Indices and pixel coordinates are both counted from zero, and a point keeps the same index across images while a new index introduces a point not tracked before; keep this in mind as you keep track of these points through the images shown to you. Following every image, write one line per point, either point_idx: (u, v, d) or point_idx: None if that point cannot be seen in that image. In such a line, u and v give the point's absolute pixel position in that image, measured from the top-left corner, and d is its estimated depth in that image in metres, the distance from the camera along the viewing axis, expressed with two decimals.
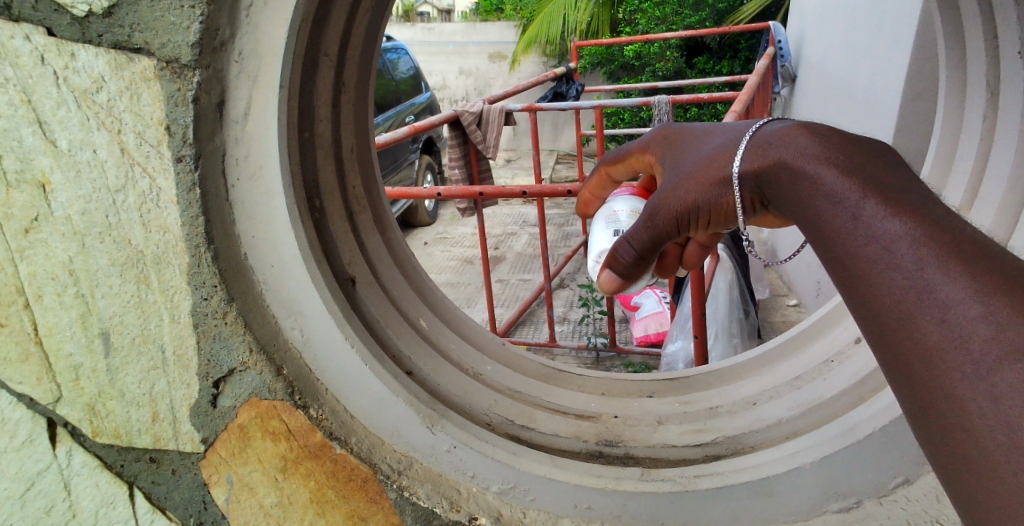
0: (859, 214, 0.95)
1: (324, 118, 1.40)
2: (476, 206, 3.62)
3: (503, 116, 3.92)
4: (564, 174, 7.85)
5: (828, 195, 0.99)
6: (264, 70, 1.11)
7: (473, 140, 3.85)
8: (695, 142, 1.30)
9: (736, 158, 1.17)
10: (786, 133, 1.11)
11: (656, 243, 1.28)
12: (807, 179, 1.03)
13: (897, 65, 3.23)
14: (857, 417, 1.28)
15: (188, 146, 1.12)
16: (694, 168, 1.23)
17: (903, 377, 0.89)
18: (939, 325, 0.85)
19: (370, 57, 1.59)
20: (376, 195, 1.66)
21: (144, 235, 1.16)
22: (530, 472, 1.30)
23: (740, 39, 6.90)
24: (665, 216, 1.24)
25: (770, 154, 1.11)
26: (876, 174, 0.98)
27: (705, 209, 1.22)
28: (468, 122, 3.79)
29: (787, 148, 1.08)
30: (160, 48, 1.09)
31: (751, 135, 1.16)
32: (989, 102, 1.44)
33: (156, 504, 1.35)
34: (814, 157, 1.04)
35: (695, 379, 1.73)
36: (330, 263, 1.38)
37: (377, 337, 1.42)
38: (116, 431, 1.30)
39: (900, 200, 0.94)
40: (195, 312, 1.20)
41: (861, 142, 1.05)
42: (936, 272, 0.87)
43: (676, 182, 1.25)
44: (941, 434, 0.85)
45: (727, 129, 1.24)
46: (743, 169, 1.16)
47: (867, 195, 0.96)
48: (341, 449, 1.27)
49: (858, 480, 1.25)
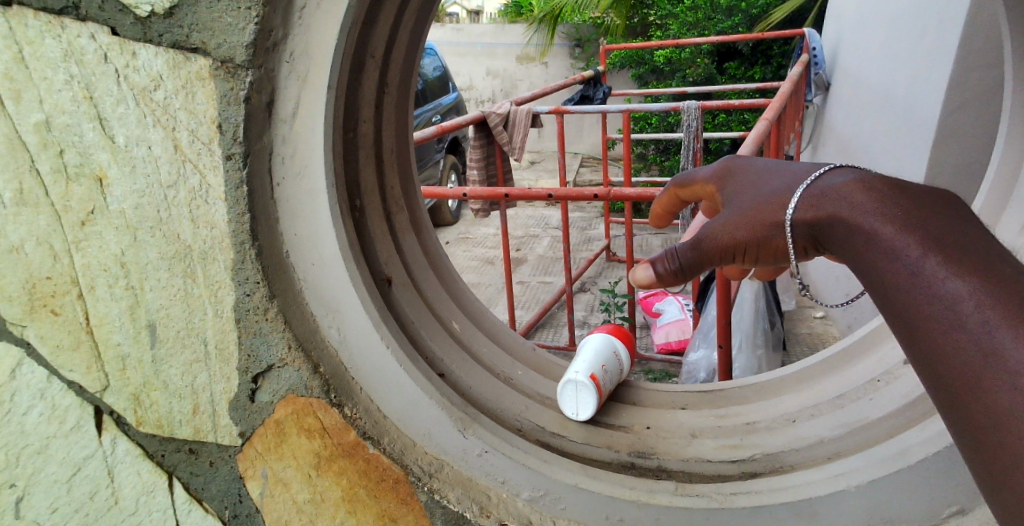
0: (920, 273, 0.88)
1: (367, 119, 1.43)
2: (500, 208, 3.61)
3: (531, 118, 3.89)
4: (589, 178, 7.85)
5: (885, 249, 0.92)
6: (314, 71, 1.14)
7: (499, 141, 3.83)
8: (747, 178, 1.19)
9: (790, 202, 1.08)
10: (839, 182, 1.02)
11: (700, 267, 1.18)
12: (861, 231, 0.95)
13: (937, 77, 3.17)
14: (908, 441, 1.25)
15: (238, 145, 1.14)
16: (746, 207, 1.14)
17: (973, 442, 0.85)
18: (1012, 392, 0.81)
19: (413, 62, 1.63)
20: (412, 197, 1.68)
21: (193, 230, 1.19)
22: (560, 480, 1.31)
23: (773, 45, 6.81)
24: (709, 246, 1.15)
25: (823, 201, 1.02)
26: (939, 225, 0.90)
27: (754, 248, 1.13)
28: (495, 123, 3.78)
29: (840, 200, 1.00)
30: (216, 49, 1.11)
31: (806, 181, 1.07)
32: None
33: (194, 495, 1.37)
34: (868, 209, 0.96)
35: (730, 393, 1.72)
36: (368, 263, 1.41)
37: (412, 338, 1.44)
38: (158, 420, 1.32)
39: (965, 255, 0.87)
40: (238, 307, 1.23)
41: (921, 189, 0.96)
42: (1006, 335, 0.82)
43: (727, 216, 1.16)
44: (1014, 501, 0.83)
45: (783, 167, 1.14)
46: (796, 215, 1.07)
47: (927, 251, 0.89)
48: (373, 448, 1.28)
49: (907, 506, 1.21)
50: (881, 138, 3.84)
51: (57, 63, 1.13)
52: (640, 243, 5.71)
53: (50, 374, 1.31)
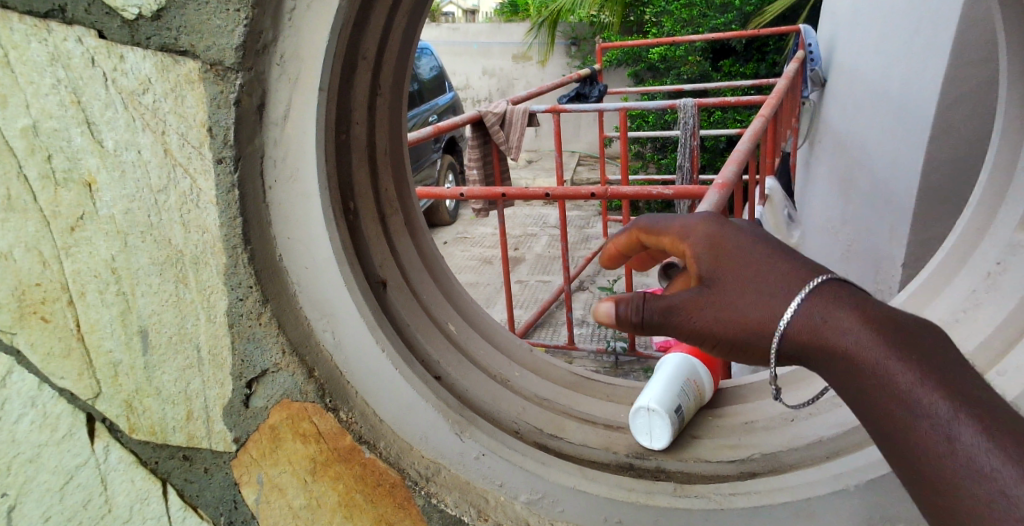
0: (951, 436, 0.83)
1: (360, 121, 1.42)
2: (498, 207, 3.59)
3: (527, 117, 3.88)
4: (587, 176, 7.84)
5: (910, 402, 0.85)
6: (304, 73, 1.13)
7: (496, 141, 3.81)
8: (722, 252, 0.96)
9: (785, 314, 0.92)
10: (837, 306, 0.90)
11: (666, 330, 0.96)
12: (878, 379, 0.87)
13: (933, 72, 3.17)
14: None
15: (229, 148, 1.13)
16: (730, 299, 0.94)
17: None
18: None
19: (405, 63, 1.62)
20: (407, 199, 1.67)
21: (184, 235, 1.17)
22: (558, 482, 1.30)
23: (768, 42, 6.72)
24: (678, 328, 0.96)
25: (824, 331, 0.90)
26: (955, 379, 0.85)
27: (735, 348, 0.95)
28: (491, 123, 3.75)
29: (843, 333, 0.89)
30: (205, 51, 1.10)
31: (802, 292, 0.92)
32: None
33: (189, 501, 1.36)
34: (884, 352, 0.87)
35: (727, 393, 1.70)
36: (362, 266, 1.40)
37: (407, 341, 1.43)
38: (151, 427, 1.31)
39: (991, 417, 0.83)
40: (231, 312, 1.22)
41: (920, 330, 0.89)
42: None
43: (703, 298, 0.95)
44: None
45: (767, 254, 0.95)
46: (790, 330, 0.91)
47: (956, 411, 0.83)
48: (369, 453, 1.27)
49: (907, 504, 1.20)
50: (877, 134, 3.83)
51: (43, 67, 1.12)
52: None
53: (41, 381, 1.29)
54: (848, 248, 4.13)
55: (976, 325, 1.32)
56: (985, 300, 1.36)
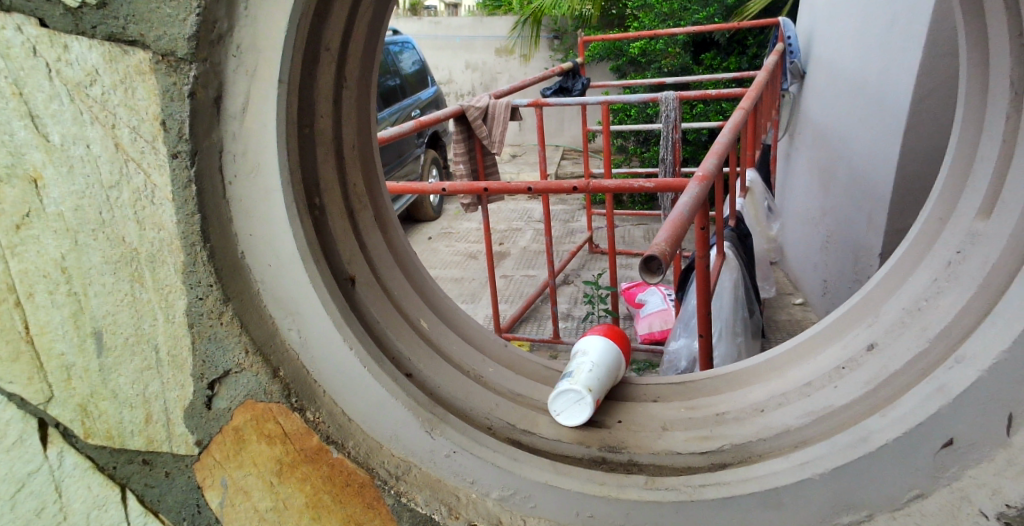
0: None
1: (324, 113, 1.39)
2: (482, 202, 3.56)
3: (510, 112, 3.85)
4: (571, 169, 7.81)
5: None
6: (263, 65, 1.09)
7: (479, 135, 3.78)
8: None
9: None
10: None
11: None
12: None
13: (909, 63, 3.17)
14: (870, 427, 1.20)
15: (185, 142, 1.10)
16: None
17: None
18: None
19: (373, 55, 1.58)
20: (377, 193, 1.64)
21: (138, 232, 1.14)
22: (530, 478, 1.27)
23: (748, 36, 6.79)
24: None
25: None
26: None
27: None
28: (474, 117, 3.72)
29: None
30: (155, 42, 1.07)
31: None
32: (1008, 108, 1.37)
33: (149, 507, 1.33)
34: None
35: (700, 384, 1.68)
36: (329, 263, 1.37)
37: (376, 338, 1.40)
38: (107, 432, 1.28)
39: None
40: (190, 312, 1.18)
41: None
42: None
43: None
44: None
45: None
46: None
47: None
48: (337, 453, 1.25)
49: (870, 491, 1.17)
50: (855, 125, 3.83)
51: None
52: (622, 234, 5.69)
53: None
54: (828, 239, 4.14)
55: (939, 311, 1.33)
56: (946, 289, 1.36)
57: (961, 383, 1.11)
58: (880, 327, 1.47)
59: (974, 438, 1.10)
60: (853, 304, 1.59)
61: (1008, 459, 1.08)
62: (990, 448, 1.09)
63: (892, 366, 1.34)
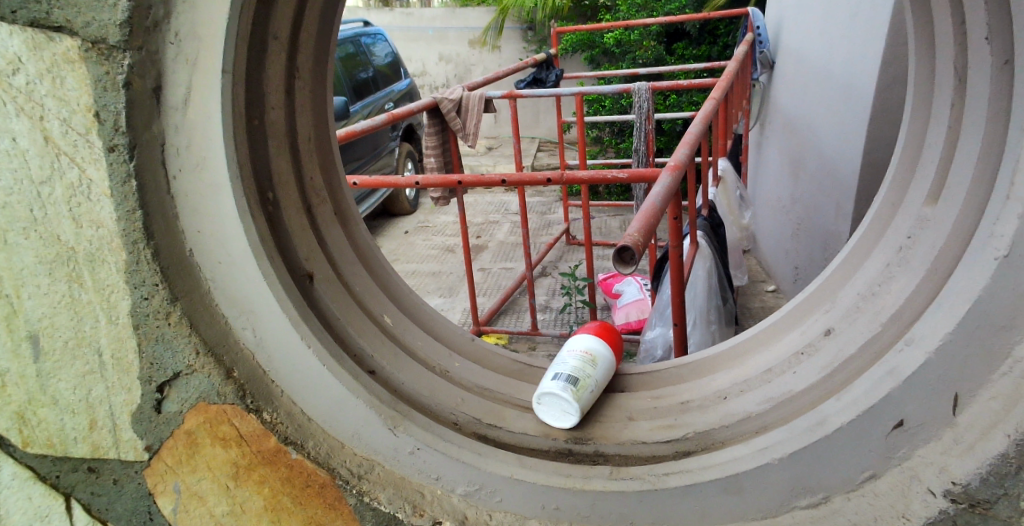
0: None
1: (275, 105, 1.35)
2: (456, 195, 3.52)
3: (484, 103, 3.79)
4: (546, 161, 7.76)
5: None
6: (204, 54, 1.05)
7: (452, 128, 3.72)
8: None
9: None
10: None
11: None
12: None
13: (873, 50, 3.17)
14: (826, 411, 1.19)
15: (121, 134, 1.06)
16: None
17: None
18: None
19: (328, 45, 1.54)
20: (337, 187, 1.60)
21: (74, 230, 1.10)
22: (495, 472, 1.24)
23: (719, 25, 6.64)
24: None
25: None
26: None
27: None
28: (447, 109, 3.67)
29: None
30: (84, 28, 1.03)
31: None
32: (954, 90, 1.36)
33: (97, 516, 1.28)
34: None
35: (665, 374, 1.67)
36: (286, 260, 1.33)
37: (336, 335, 1.36)
38: (49, 440, 1.23)
39: None
40: (135, 312, 1.14)
41: None
42: None
43: None
44: None
45: None
46: None
47: None
48: (296, 454, 1.21)
49: (825, 474, 1.17)
50: (823, 113, 3.84)
51: None
52: (598, 225, 5.66)
53: None
54: (798, 226, 4.15)
55: (891, 297, 1.35)
56: (897, 275, 1.38)
57: (910, 365, 1.10)
58: (835, 313, 1.46)
59: (922, 418, 1.09)
60: (812, 289, 1.58)
61: (954, 438, 1.07)
62: (937, 428, 1.09)
63: (848, 348, 1.33)
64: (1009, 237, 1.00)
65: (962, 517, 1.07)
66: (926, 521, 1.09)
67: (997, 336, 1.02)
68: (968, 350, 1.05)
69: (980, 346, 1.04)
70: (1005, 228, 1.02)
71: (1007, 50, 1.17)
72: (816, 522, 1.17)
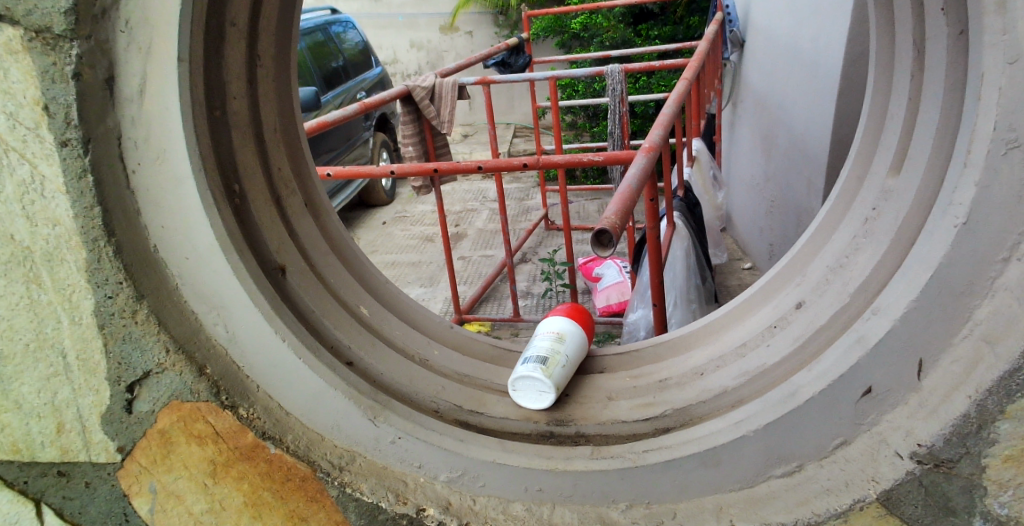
0: None
1: (236, 95, 1.31)
2: (432, 183, 3.47)
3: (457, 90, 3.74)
4: (522, 147, 7.73)
5: None
6: (157, 43, 1.02)
7: (427, 115, 3.66)
8: None
9: None
10: None
11: None
12: None
13: (839, 25, 3.17)
14: (798, 382, 1.19)
15: (73, 128, 1.03)
16: None
17: None
18: None
19: (290, 34, 1.50)
20: (306, 178, 1.57)
21: (29, 229, 1.07)
22: (477, 458, 1.23)
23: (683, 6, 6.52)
24: None
25: None
26: None
27: None
28: (419, 96, 3.61)
29: None
30: (25, 16, 0.99)
31: None
32: (914, 61, 1.36)
33: (68, 520, 1.26)
34: None
35: (643, 353, 1.66)
36: (256, 253, 1.30)
37: (311, 328, 1.34)
38: (14, 445, 1.21)
39: None
40: (98, 312, 1.11)
41: None
42: None
43: None
44: None
45: None
46: None
47: None
48: (275, 448, 1.19)
49: (799, 442, 1.16)
50: (793, 89, 3.84)
51: None
52: (577, 209, 5.66)
53: None
54: (773, 202, 4.17)
55: (857, 268, 1.34)
56: (863, 246, 1.38)
57: (877, 333, 1.10)
58: (806, 285, 1.46)
59: (890, 383, 1.10)
60: (783, 263, 1.58)
61: (919, 402, 1.08)
62: (904, 393, 1.09)
63: (820, 318, 1.33)
64: (968, 205, 1.00)
65: (928, 477, 1.07)
66: (893, 482, 1.10)
67: (960, 302, 1.03)
68: (933, 315, 1.05)
69: (943, 311, 1.04)
70: (963, 195, 1.02)
71: (962, 20, 1.16)
72: (790, 490, 1.18)
